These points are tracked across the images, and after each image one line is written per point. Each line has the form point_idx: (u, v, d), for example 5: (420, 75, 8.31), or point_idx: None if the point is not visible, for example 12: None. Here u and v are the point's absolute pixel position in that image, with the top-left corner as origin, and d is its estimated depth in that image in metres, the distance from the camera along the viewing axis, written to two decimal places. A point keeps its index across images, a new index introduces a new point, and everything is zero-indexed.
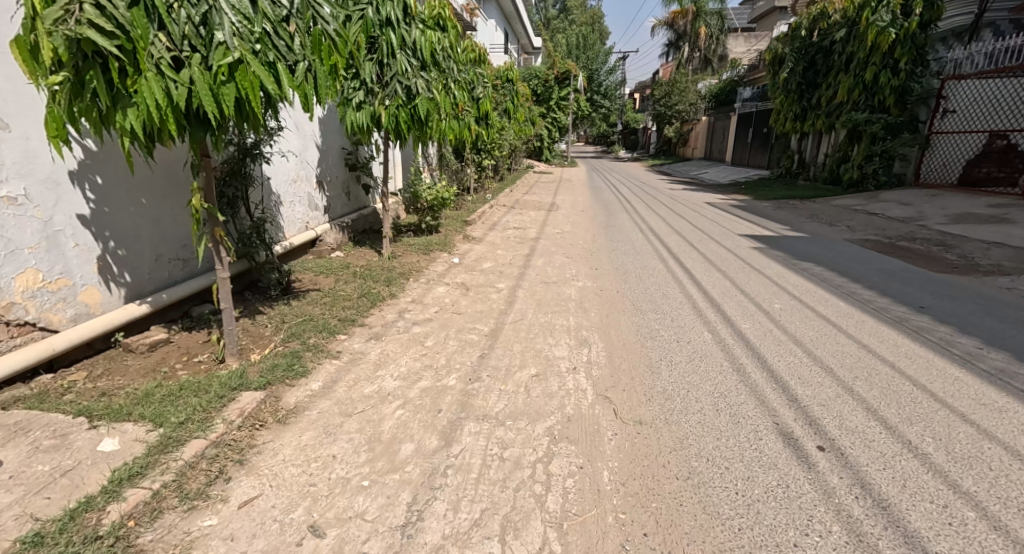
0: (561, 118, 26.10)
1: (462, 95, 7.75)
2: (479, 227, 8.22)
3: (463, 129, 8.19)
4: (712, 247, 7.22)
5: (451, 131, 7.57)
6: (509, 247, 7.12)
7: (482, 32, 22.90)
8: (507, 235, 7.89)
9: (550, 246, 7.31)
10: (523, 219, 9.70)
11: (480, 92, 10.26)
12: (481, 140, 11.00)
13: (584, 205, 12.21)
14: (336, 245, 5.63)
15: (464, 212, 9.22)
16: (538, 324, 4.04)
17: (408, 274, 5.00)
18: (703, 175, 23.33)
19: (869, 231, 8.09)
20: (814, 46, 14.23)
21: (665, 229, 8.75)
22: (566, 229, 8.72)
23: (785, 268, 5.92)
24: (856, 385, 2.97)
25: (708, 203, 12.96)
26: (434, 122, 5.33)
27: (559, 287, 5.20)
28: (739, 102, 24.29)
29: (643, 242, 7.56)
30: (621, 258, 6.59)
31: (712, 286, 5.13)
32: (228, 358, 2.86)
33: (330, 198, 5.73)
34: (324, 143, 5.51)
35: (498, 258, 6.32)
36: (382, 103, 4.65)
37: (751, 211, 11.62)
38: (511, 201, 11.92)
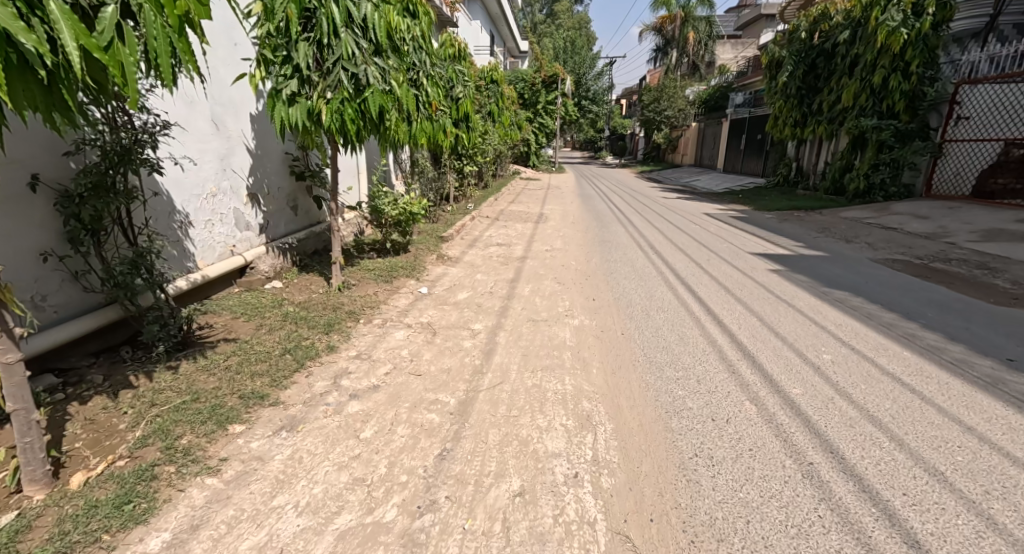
0: (548, 123, 25.25)
1: (435, 92, 6.70)
2: (456, 245, 7.19)
3: (437, 132, 7.15)
4: (724, 269, 6.29)
5: (421, 133, 6.52)
6: (491, 269, 6.11)
7: (466, 33, 22.05)
8: (489, 254, 6.88)
9: (538, 267, 6.31)
10: (508, 233, 8.70)
11: (459, 91, 9.24)
12: (461, 145, 10.02)
13: (575, 216, 11.27)
14: (274, 273, 4.56)
15: (441, 227, 8.20)
16: (522, 391, 3.03)
17: (360, 314, 3.94)
18: (695, 183, 22.59)
19: (893, 249, 7.23)
20: (815, 48, 13.49)
21: (666, 247, 7.79)
22: (556, 246, 7.76)
23: (815, 298, 5.00)
24: (996, 512, 2.02)
25: (707, 214, 12.08)
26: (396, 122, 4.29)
27: (549, 327, 4.19)
28: (731, 108, 23.64)
29: (644, 264, 6.60)
30: (620, 284, 5.60)
31: (736, 327, 4.17)
32: (26, 490, 1.81)
33: (267, 214, 4.68)
34: (257, 145, 4.46)
35: (477, 285, 5.30)
36: (321, 96, 3.63)
37: (754, 223, 10.77)
38: (495, 212, 10.94)
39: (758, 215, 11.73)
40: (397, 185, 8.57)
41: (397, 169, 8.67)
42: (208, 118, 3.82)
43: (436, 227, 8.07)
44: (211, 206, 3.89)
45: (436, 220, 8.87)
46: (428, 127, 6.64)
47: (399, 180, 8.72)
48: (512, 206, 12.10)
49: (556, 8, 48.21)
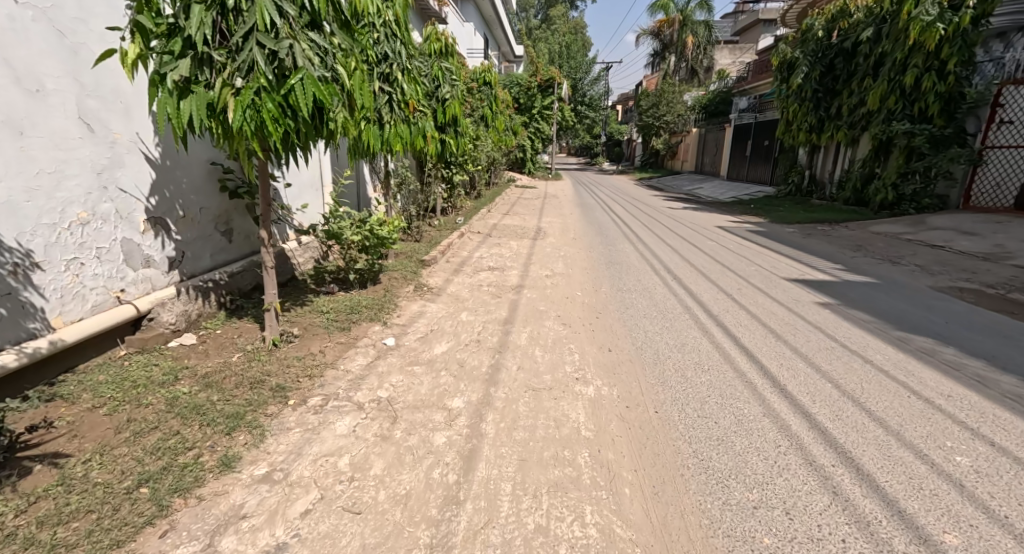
0: (545, 129, 24.19)
1: (410, 91, 5.65)
2: (441, 271, 6.09)
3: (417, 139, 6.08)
4: (762, 303, 5.22)
5: (391, 139, 5.45)
6: (480, 304, 5.01)
7: (459, 35, 21.08)
8: (479, 283, 5.78)
9: (538, 301, 5.23)
10: (502, 252, 7.62)
11: (445, 91, 8.18)
12: (449, 151, 8.95)
13: (575, 231, 10.21)
14: (186, 322, 3.44)
15: (425, 247, 7.12)
16: (521, 545, 1.93)
17: (292, 391, 2.82)
18: (698, 191, 21.66)
19: (953, 274, 6.19)
20: (834, 48, 12.51)
21: (686, 270, 6.73)
22: (557, 270, 6.68)
23: (895, 346, 3.92)
24: None
25: (721, 228, 11.06)
26: (348, 126, 3.17)
27: (555, 403, 3.08)
28: (735, 113, 22.78)
29: (665, 295, 5.52)
30: (641, 328, 4.51)
31: (811, 403, 3.05)
32: None
33: (183, 243, 3.57)
34: (165, 153, 3.36)
35: (462, 331, 4.19)
36: (228, 83, 2.51)
37: (775, 238, 9.72)
38: (487, 226, 9.86)
39: (778, 228, 10.70)
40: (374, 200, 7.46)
41: (373, 180, 7.57)
42: (71, 113, 2.71)
43: (419, 249, 6.98)
44: (77, 238, 2.76)
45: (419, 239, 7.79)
46: (401, 133, 5.57)
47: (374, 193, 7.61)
48: (506, 219, 11.04)
49: (551, 13, 47.37)
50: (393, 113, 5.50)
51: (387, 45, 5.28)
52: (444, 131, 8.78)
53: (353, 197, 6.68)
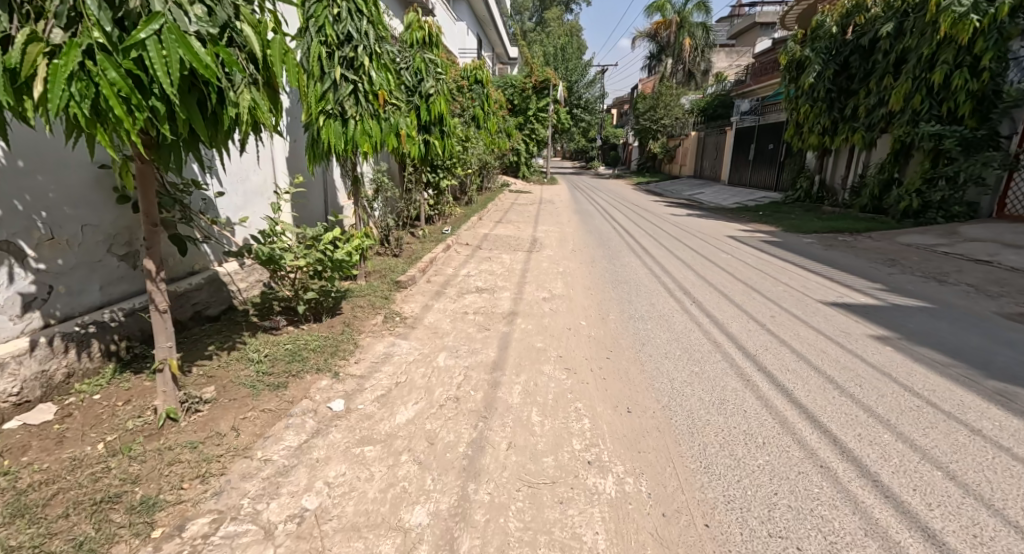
0: (540, 131, 23.30)
1: (381, 82, 4.73)
2: (420, 296, 5.16)
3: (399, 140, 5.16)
4: (806, 336, 4.32)
5: (352, 140, 4.57)
6: (464, 341, 4.09)
7: (451, 35, 20.27)
8: (464, 311, 4.86)
9: (535, 335, 4.31)
10: (493, 269, 6.71)
11: (428, 86, 7.37)
12: (434, 154, 8.05)
13: (575, 241, 9.33)
14: (45, 388, 2.48)
15: (405, 264, 6.19)
16: None
17: (164, 513, 1.89)
18: (699, 196, 20.90)
19: (1018, 297, 5.32)
20: (850, 44, 11.71)
21: (704, 291, 5.83)
22: (557, 291, 5.78)
23: (998, 405, 3.02)
24: None
25: (732, 238, 10.21)
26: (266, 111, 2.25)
27: (561, 513, 2.14)
28: (736, 116, 21.98)
29: (685, 327, 4.62)
30: (665, 375, 3.59)
31: (927, 512, 2.13)
32: None
33: (50, 274, 2.61)
34: (16, 151, 2.42)
35: (437, 384, 3.26)
36: (38, 38, 1.58)
37: (793, 250, 8.87)
38: (478, 236, 8.97)
39: (794, 238, 9.85)
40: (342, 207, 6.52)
41: (343, 184, 6.64)
42: None
43: (398, 267, 6.04)
44: None
45: (398, 254, 6.86)
46: (369, 132, 4.66)
47: (345, 201, 6.68)
48: (499, 228, 10.12)
49: (546, 15, 46.71)
50: (359, 107, 4.58)
51: (351, 23, 4.44)
52: (428, 131, 7.88)
53: (313, 202, 5.74)
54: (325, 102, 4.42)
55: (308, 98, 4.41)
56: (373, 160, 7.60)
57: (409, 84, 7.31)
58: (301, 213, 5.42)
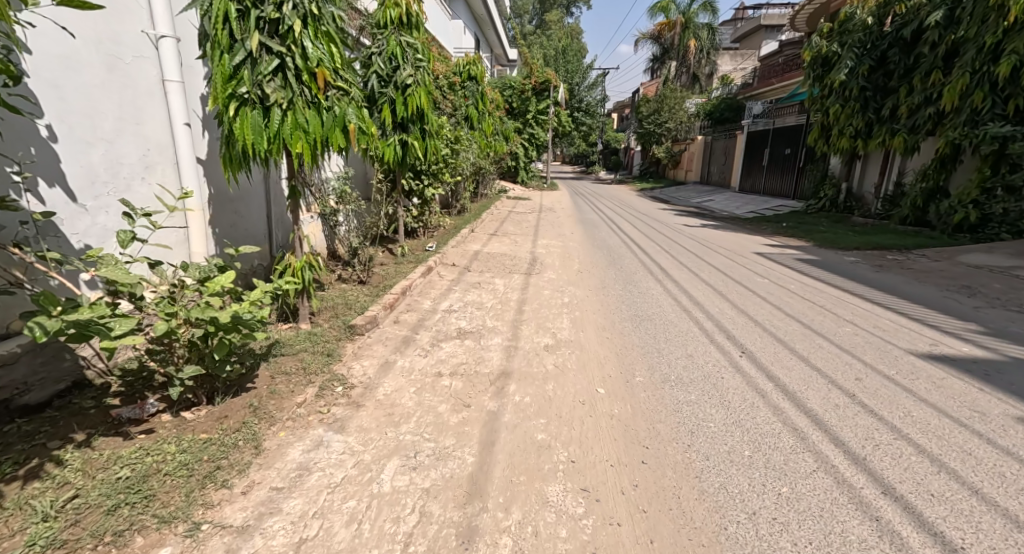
0: (540, 135, 22.07)
1: (322, 57, 3.39)
2: (380, 350, 3.85)
3: (359, 137, 3.82)
4: (923, 416, 3.03)
5: (276, 137, 3.28)
6: (429, 432, 2.80)
7: (448, 35, 19.24)
8: (436, 374, 3.56)
9: (534, 419, 3.01)
10: (482, 299, 5.46)
11: (405, 75, 6.17)
12: (415, 157, 6.84)
13: (580, 259, 8.10)
14: None
15: (370, 297, 4.91)
16: None
17: None
18: (709, 204, 19.73)
19: None
20: (889, 37, 10.52)
21: (750, 337, 4.53)
22: (561, 333, 4.53)
23: None
24: None
25: (760, 255, 8.94)
26: None
27: None
28: (748, 118, 20.82)
29: (743, 399, 3.32)
30: (741, 504, 2.28)
31: None
32: None
33: None
34: None
35: (370, 540, 1.98)
36: None
37: (836, 271, 7.61)
38: (467, 253, 7.73)
39: (833, 255, 8.56)
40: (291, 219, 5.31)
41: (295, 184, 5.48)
42: None
43: (362, 301, 4.76)
44: None
45: (369, 282, 5.62)
46: (302, 125, 3.35)
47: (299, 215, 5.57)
48: (492, 243, 8.82)
49: (546, 18, 45.71)
50: (287, 89, 3.26)
51: None
52: (407, 130, 6.63)
53: (248, 217, 4.50)
54: (238, 85, 3.14)
55: (214, 80, 3.13)
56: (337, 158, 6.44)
57: (382, 73, 6.21)
58: (224, 235, 4.19)
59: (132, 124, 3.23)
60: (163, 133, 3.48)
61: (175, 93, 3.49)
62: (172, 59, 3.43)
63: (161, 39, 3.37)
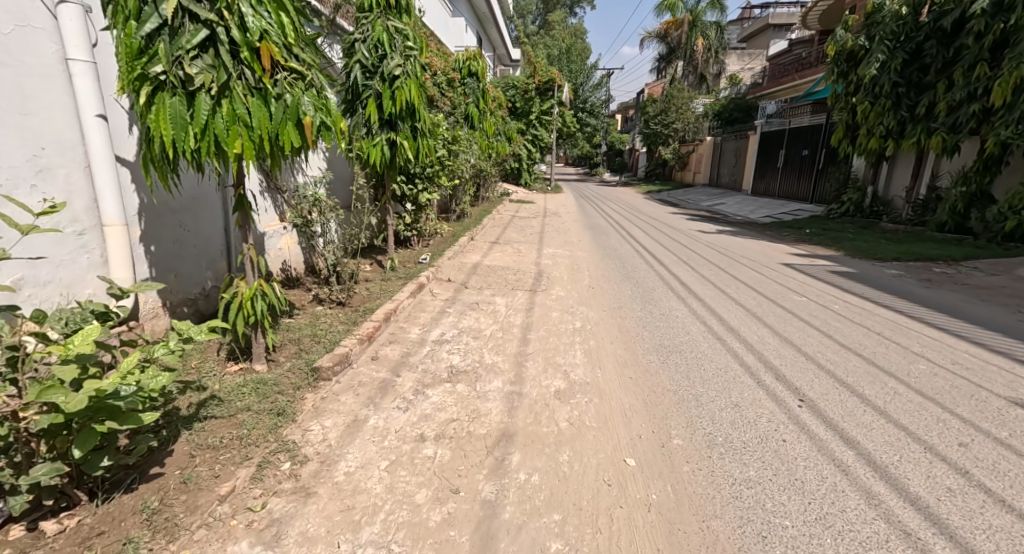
0: (544, 136, 21.28)
1: (268, 28, 2.57)
2: (349, 402, 3.07)
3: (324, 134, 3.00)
4: None
5: (204, 134, 2.48)
6: (402, 543, 2.04)
7: (449, 33, 18.60)
8: (419, 438, 2.79)
9: (545, 515, 2.26)
10: (479, 325, 4.68)
11: (392, 65, 5.40)
12: (405, 159, 6.07)
13: (590, 272, 7.33)
14: None
15: (346, 326, 4.12)
16: None
17: None
18: (720, 207, 18.91)
19: None
20: (925, 27, 9.72)
21: (806, 378, 3.71)
22: (574, 373, 3.75)
23: None
24: None
25: (787, 266, 8.13)
26: None
27: None
28: (761, 118, 19.99)
29: (821, 477, 2.54)
30: None
31: None
32: None
33: None
34: None
35: None
36: None
37: (878, 285, 6.80)
38: (464, 265, 6.97)
39: (870, 268, 7.75)
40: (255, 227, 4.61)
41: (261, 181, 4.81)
42: None
43: (337, 331, 3.98)
44: None
45: (351, 305, 4.86)
46: (240, 118, 2.55)
47: (267, 226, 4.87)
48: (492, 254, 8.04)
49: (550, 18, 44.96)
50: (220, 70, 2.46)
51: None
52: (396, 129, 5.83)
53: (195, 229, 3.73)
54: (150, 64, 2.34)
55: (117, 54, 2.32)
56: (320, 160, 5.82)
57: (366, 63, 5.44)
58: (161, 252, 3.41)
59: (15, 113, 2.46)
60: (67, 126, 2.71)
61: (83, 76, 2.72)
62: (77, 32, 2.67)
63: (60, 4, 2.62)
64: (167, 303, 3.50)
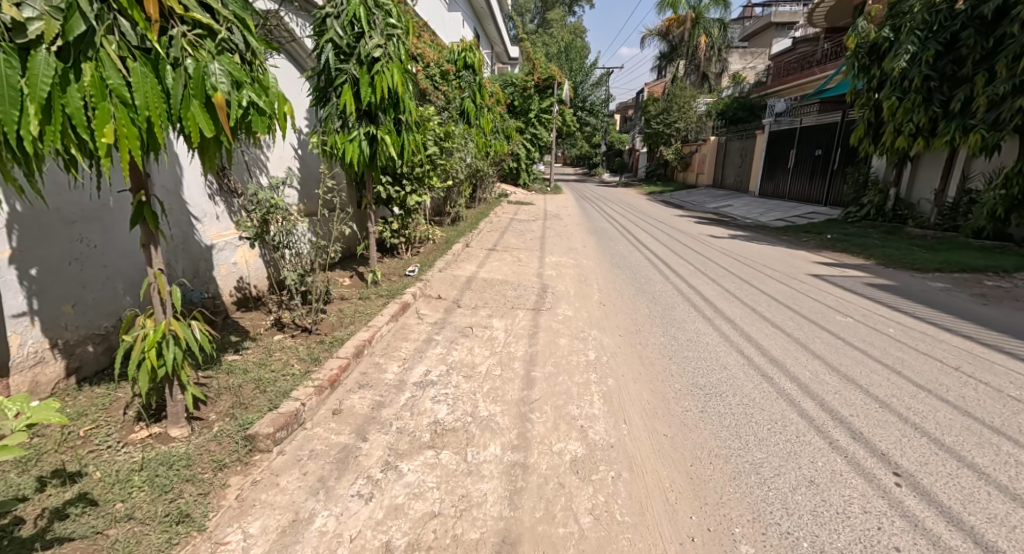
0: (543, 135, 20.48)
1: None
2: (290, 489, 2.22)
3: (253, 121, 2.17)
4: None
5: (51, 113, 1.63)
6: None
7: (446, 28, 17.84)
8: (383, 551, 1.96)
9: None
10: (473, 359, 3.86)
11: (371, 46, 4.57)
12: (389, 157, 5.24)
13: (600, 285, 6.51)
14: None
15: (304, 366, 3.28)
16: None
17: None
18: (728, 209, 18.13)
19: None
20: (962, 15, 8.93)
21: (892, 436, 2.89)
22: (593, 431, 2.94)
23: None
24: None
25: (817, 277, 7.33)
26: None
27: None
28: (769, 117, 19.24)
29: None
30: None
31: None
32: None
33: None
34: None
35: None
36: None
37: (928, 301, 6.00)
38: (458, 278, 6.15)
39: (912, 280, 6.95)
40: (196, 237, 3.77)
41: (209, 181, 3.95)
42: None
43: (292, 375, 3.13)
44: None
45: (321, 333, 4.01)
46: (114, 91, 1.71)
47: (216, 236, 4.01)
48: (490, 264, 7.22)
49: (549, 15, 44.17)
50: (71, 17, 1.61)
51: None
52: (376, 122, 4.98)
53: (105, 244, 2.89)
54: None
55: None
56: (290, 157, 5.09)
57: (340, 44, 4.60)
58: (50, 276, 2.58)
59: None
60: None
61: None
62: None
63: None
64: (60, 343, 2.65)
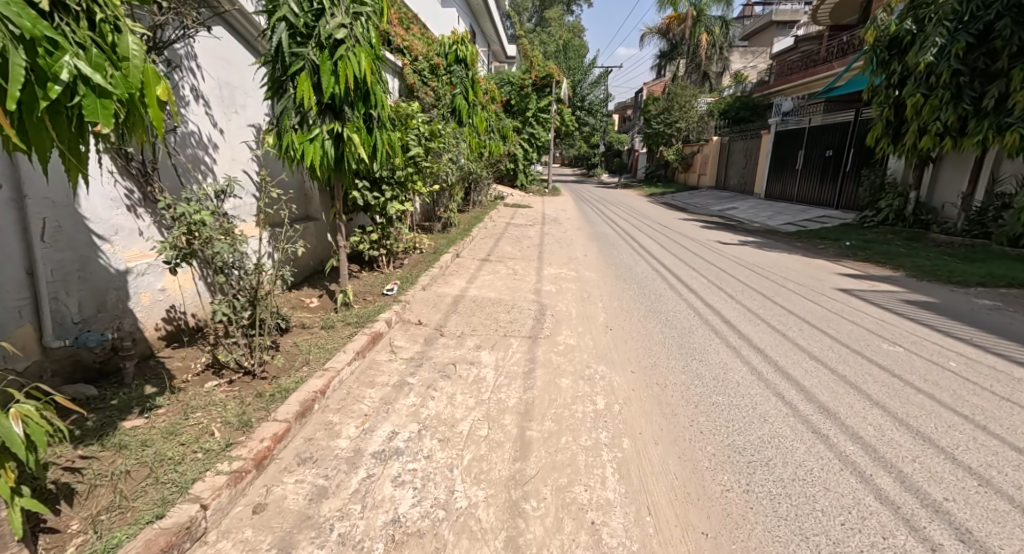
0: (541, 135, 19.71)
1: None
2: None
3: (88, 106, 1.48)
4: None
5: None
6: None
7: (439, 24, 17.11)
8: None
9: None
10: (454, 412, 3.11)
11: (333, 26, 3.82)
12: (360, 161, 4.49)
13: (605, 303, 5.76)
14: None
15: (227, 435, 2.48)
16: None
17: None
18: (734, 212, 17.39)
19: None
20: (997, 4, 8.17)
21: (1012, 540, 2.17)
22: (610, 533, 2.19)
23: None
24: None
25: (846, 293, 6.60)
26: None
27: None
28: (775, 116, 18.55)
29: None
30: None
31: None
32: None
33: None
34: None
35: None
36: None
37: (980, 323, 5.27)
38: (444, 297, 5.40)
39: (954, 298, 6.21)
40: (102, 261, 2.97)
41: (126, 189, 3.14)
42: None
43: (204, 452, 2.30)
44: None
45: (269, 379, 3.22)
46: None
47: (136, 257, 3.20)
48: (481, 278, 6.47)
49: (547, 14, 43.41)
50: None
51: None
52: (342, 118, 4.20)
53: None
54: None
55: None
56: (245, 159, 4.47)
57: (296, 24, 3.86)
58: None
59: None
60: None
61: None
62: None
63: None
64: None
